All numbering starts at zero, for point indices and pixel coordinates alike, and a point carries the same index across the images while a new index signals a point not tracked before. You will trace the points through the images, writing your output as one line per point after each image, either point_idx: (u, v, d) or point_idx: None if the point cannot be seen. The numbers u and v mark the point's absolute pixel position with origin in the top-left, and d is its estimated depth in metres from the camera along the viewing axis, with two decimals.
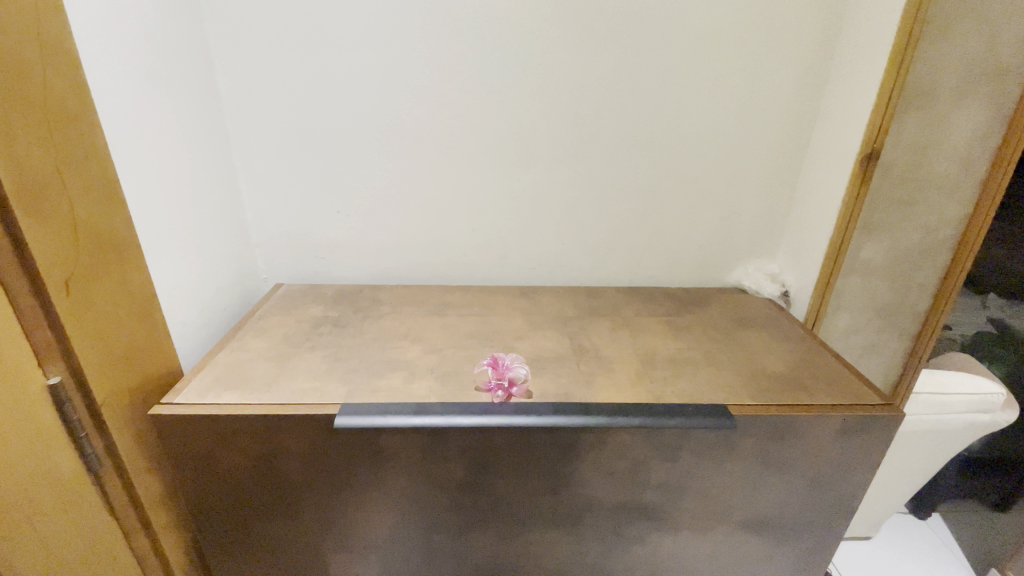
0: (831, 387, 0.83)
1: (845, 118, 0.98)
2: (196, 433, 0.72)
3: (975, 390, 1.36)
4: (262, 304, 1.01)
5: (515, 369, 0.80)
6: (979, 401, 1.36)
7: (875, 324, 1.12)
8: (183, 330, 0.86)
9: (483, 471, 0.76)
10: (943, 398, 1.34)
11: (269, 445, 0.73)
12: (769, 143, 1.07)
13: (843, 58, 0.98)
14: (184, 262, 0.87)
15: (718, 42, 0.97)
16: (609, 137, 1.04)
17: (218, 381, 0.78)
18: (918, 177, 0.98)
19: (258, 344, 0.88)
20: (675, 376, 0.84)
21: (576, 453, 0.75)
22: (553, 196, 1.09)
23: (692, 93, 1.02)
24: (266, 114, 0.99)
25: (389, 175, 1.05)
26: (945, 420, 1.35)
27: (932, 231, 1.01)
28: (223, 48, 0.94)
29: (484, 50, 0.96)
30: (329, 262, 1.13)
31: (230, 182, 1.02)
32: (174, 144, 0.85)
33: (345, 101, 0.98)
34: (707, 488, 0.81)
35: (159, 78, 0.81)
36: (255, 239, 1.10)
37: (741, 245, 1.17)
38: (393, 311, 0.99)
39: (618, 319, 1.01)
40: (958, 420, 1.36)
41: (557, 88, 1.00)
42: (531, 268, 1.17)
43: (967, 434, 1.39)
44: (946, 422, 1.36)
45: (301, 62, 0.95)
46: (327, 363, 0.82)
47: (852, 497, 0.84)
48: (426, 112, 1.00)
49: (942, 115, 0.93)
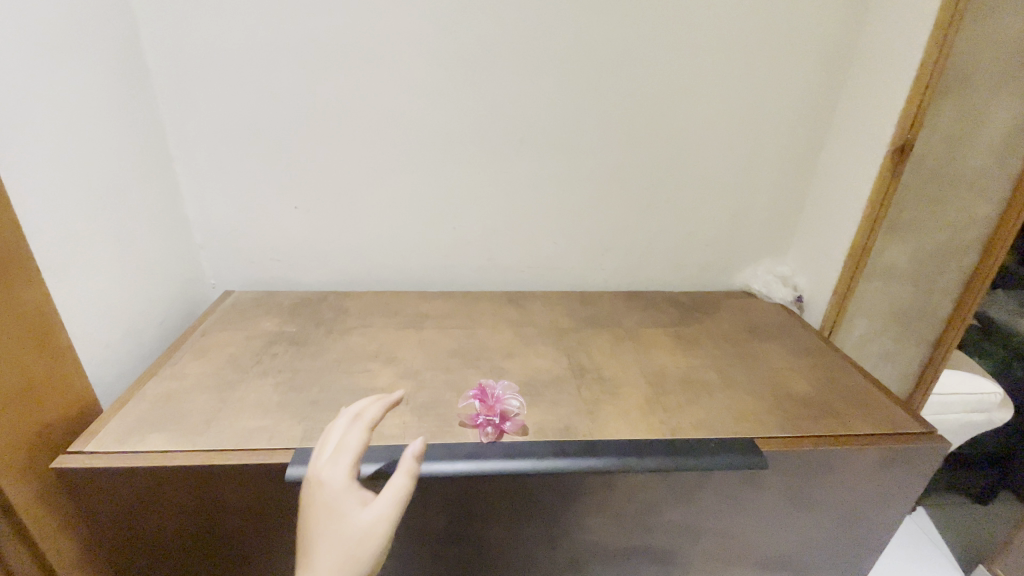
0: (863, 412, 0.73)
1: (871, 105, 0.87)
2: (117, 487, 0.58)
3: (973, 389, 1.29)
4: (206, 317, 0.86)
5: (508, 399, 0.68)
6: (976, 401, 1.28)
7: (893, 330, 1.02)
8: (103, 355, 0.71)
9: (470, 522, 0.64)
10: (941, 396, 1.26)
11: (209, 500, 0.59)
12: (784, 132, 0.96)
13: (868, 38, 0.88)
14: (103, 273, 0.72)
15: (733, 17, 0.85)
16: (608, 124, 0.92)
17: (144, 420, 0.63)
18: (951, 171, 0.88)
19: (198, 368, 0.73)
20: (689, 402, 0.73)
21: (580, 499, 0.64)
22: (544, 191, 0.97)
23: (701, 77, 0.90)
24: (206, 92, 0.83)
25: (357, 165, 0.91)
26: (940, 419, 1.28)
27: (959, 231, 0.93)
28: (148, 12, 0.77)
29: (464, 21, 0.82)
30: (288, 266, 0.98)
31: (165, 173, 0.87)
32: (86, 128, 0.70)
33: (299, 78, 0.83)
34: (727, 529, 0.70)
35: (62, 45, 0.65)
36: (199, 239, 0.94)
37: (750, 246, 1.07)
38: (361, 325, 0.86)
39: (618, 331, 0.89)
40: (953, 420, 1.29)
41: (551, 67, 0.87)
42: (519, 271, 1.04)
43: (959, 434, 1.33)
44: (944, 422, 1.28)
45: (244, 29, 0.79)
46: (280, 394, 0.69)
47: (884, 533, 0.75)
48: (395, 91, 0.86)
49: (981, 101, 0.82)
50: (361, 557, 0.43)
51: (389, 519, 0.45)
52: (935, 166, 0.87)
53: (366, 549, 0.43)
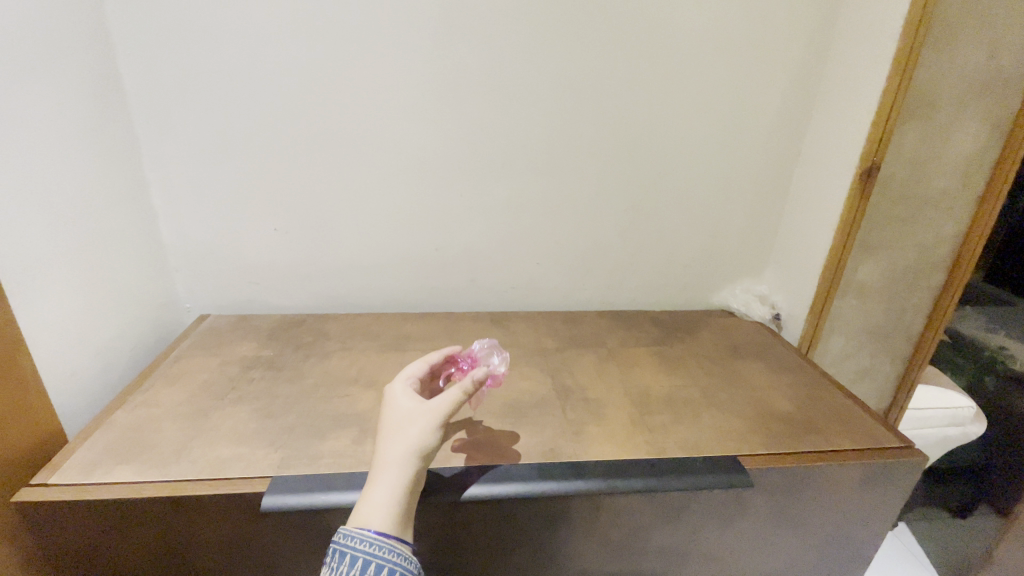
0: (843, 428, 0.74)
1: (839, 129, 0.91)
2: (82, 522, 0.55)
3: (945, 403, 1.29)
4: (180, 342, 0.84)
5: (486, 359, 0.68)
6: (949, 415, 1.28)
7: (868, 347, 1.05)
8: (70, 382, 0.69)
9: (453, 550, 0.62)
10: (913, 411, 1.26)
11: (180, 532, 0.56)
12: (758, 156, 0.99)
13: (834, 65, 0.91)
14: (72, 297, 0.70)
15: (706, 45, 0.89)
16: (588, 147, 0.94)
17: (112, 451, 0.61)
18: (917, 192, 0.91)
19: (170, 395, 0.71)
20: (674, 421, 0.73)
21: (567, 523, 0.63)
22: (526, 212, 0.98)
23: (677, 102, 0.92)
24: (185, 116, 0.83)
25: (337, 186, 0.90)
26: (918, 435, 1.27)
27: (928, 249, 0.96)
28: (127, 33, 0.77)
29: (444, 46, 0.83)
30: (267, 289, 0.97)
31: (140, 195, 0.85)
32: (57, 146, 0.68)
33: (280, 101, 0.83)
34: (714, 551, 0.69)
35: (34, 64, 0.64)
36: (174, 262, 0.92)
37: (728, 266, 1.09)
38: (342, 348, 0.84)
39: (602, 351, 0.90)
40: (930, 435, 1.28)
41: (532, 91, 0.88)
42: (502, 292, 1.04)
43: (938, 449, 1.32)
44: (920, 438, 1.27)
45: (227, 53, 0.79)
46: (256, 422, 0.67)
47: (869, 550, 0.75)
48: (378, 114, 0.86)
49: (942, 125, 0.86)
50: (417, 436, 0.50)
51: (444, 414, 0.52)
52: (902, 186, 0.90)
53: (420, 432, 0.51)
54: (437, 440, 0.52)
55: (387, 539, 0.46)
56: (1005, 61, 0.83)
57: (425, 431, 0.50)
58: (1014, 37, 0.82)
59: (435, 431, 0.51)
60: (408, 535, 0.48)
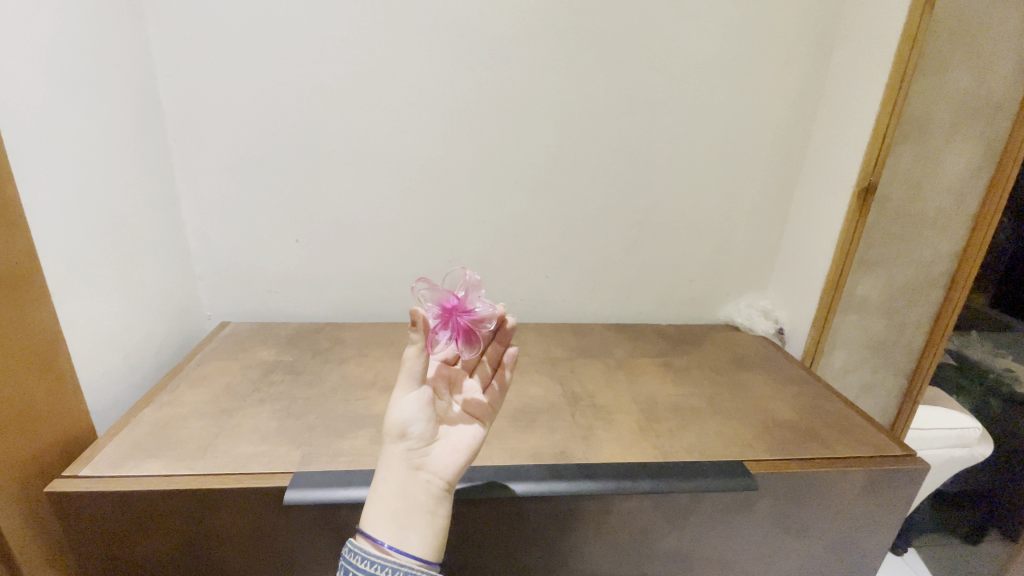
0: (847, 437, 0.76)
1: (837, 150, 0.95)
2: (110, 513, 0.57)
3: (952, 423, 1.25)
4: (202, 347, 0.87)
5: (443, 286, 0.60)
6: (956, 435, 1.24)
7: (871, 361, 1.07)
8: (102, 382, 0.72)
9: (466, 550, 0.64)
10: (919, 430, 1.23)
11: (203, 525, 0.59)
12: (760, 175, 1.03)
13: (832, 90, 0.96)
14: (108, 301, 0.74)
15: (709, 69, 0.93)
16: (596, 165, 0.98)
17: (140, 446, 0.63)
18: (914, 210, 0.94)
19: (194, 395, 0.74)
20: (681, 428, 0.75)
21: (576, 524, 0.64)
22: (536, 228, 1.01)
23: (681, 123, 0.97)
24: (216, 132, 0.87)
25: (357, 201, 0.95)
26: (924, 455, 1.23)
27: (927, 266, 0.99)
28: (167, 55, 0.83)
29: (462, 68, 0.88)
30: (286, 298, 1.00)
31: (170, 206, 0.89)
32: (101, 159, 0.73)
33: (305, 118, 0.88)
34: (722, 556, 0.71)
35: (80, 83, 0.69)
36: (199, 270, 0.96)
37: (732, 281, 1.12)
38: (358, 355, 0.87)
39: (609, 361, 0.92)
40: (935, 456, 1.24)
41: (542, 112, 0.93)
42: (512, 304, 1.07)
43: (943, 470, 1.28)
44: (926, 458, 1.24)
45: (258, 74, 0.84)
46: (278, 421, 0.70)
47: (872, 559, 0.76)
48: (398, 132, 0.91)
49: (936, 147, 0.90)
50: (392, 417, 0.51)
51: (408, 384, 0.51)
52: (898, 205, 0.94)
53: (395, 419, 0.51)
54: (413, 416, 0.51)
55: (389, 558, 0.46)
56: (995, 88, 0.87)
57: (392, 408, 0.51)
58: (1001, 65, 0.86)
59: (408, 406, 0.51)
60: (408, 535, 0.47)
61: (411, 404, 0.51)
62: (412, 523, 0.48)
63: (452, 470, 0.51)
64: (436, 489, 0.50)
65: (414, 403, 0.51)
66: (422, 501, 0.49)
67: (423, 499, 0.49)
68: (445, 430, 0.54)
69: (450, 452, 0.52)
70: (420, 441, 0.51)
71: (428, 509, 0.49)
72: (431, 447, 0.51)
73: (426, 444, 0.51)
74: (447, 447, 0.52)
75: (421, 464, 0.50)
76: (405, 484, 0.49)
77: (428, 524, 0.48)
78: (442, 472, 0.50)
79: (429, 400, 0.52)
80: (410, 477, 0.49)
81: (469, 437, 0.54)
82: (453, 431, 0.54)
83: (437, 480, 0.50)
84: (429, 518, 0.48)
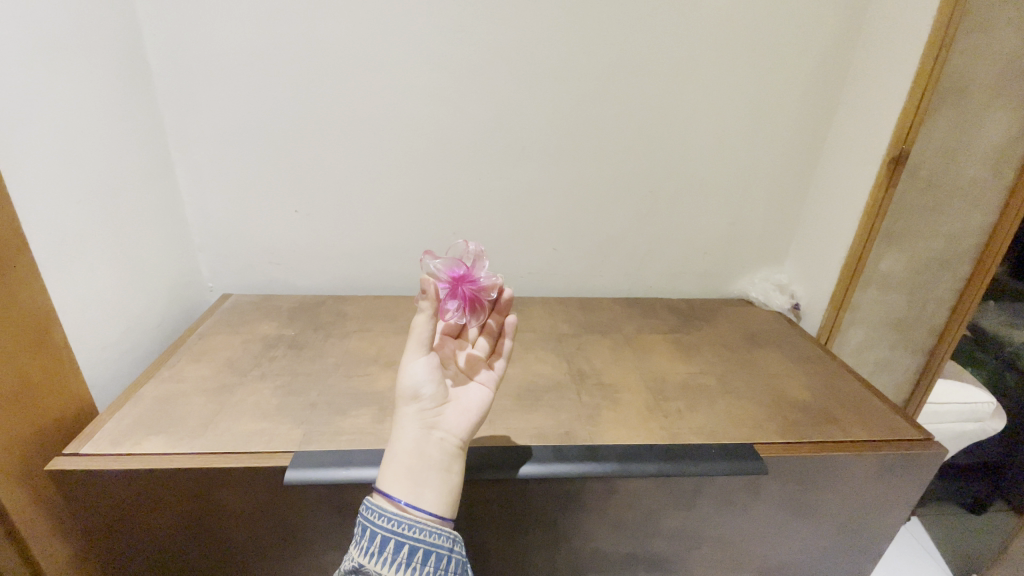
0: (861, 419, 0.73)
1: (868, 116, 0.88)
2: (113, 488, 0.57)
3: (966, 398, 1.22)
4: (204, 319, 0.86)
5: (449, 255, 0.59)
6: (969, 411, 1.21)
7: (888, 337, 1.03)
8: (101, 357, 0.71)
9: (471, 526, 0.63)
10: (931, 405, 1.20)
11: (208, 500, 0.58)
12: (782, 142, 0.97)
13: (865, 50, 0.89)
14: (104, 277, 0.72)
15: (733, 26, 0.87)
16: (607, 131, 0.93)
17: (142, 422, 0.63)
18: (947, 182, 0.89)
19: (195, 371, 0.73)
20: (690, 408, 0.74)
21: (581, 504, 0.63)
22: (543, 199, 0.98)
23: (699, 86, 0.91)
24: (211, 97, 0.83)
25: (358, 169, 0.91)
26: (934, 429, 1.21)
27: (955, 241, 0.94)
28: (153, 13, 0.78)
29: (468, 28, 0.83)
30: (288, 270, 0.98)
31: (167, 176, 0.87)
32: (88, 126, 0.70)
33: (302, 83, 0.83)
34: (727, 535, 0.70)
35: (66, 42, 0.66)
36: (199, 242, 0.95)
37: (748, 254, 1.08)
38: (360, 330, 0.86)
39: (617, 337, 0.90)
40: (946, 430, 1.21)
41: (552, 75, 0.87)
42: (518, 276, 1.05)
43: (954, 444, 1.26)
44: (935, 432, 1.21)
45: (251, 34, 0.80)
46: (278, 398, 0.69)
47: (881, 539, 0.74)
48: (400, 98, 0.86)
49: (976, 114, 0.83)
50: (403, 379, 0.49)
51: (417, 347, 0.50)
52: (929, 176, 0.88)
53: (407, 381, 0.49)
54: (424, 377, 0.49)
55: (406, 515, 0.44)
56: None
57: (403, 370, 0.49)
58: None
59: (418, 367, 0.49)
60: (423, 492, 0.46)
61: (421, 366, 0.50)
62: (427, 481, 0.46)
63: (465, 429, 0.50)
64: (450, 447, 0.48)
65: (424, 365, 0.50)
66: (437, 458, 0.47)
67: (437, 456, 0.47)
68: (454, 393, 0.52)
69: (462, 411, 0.51)
70: (432, 402, 0.49)
71: (442, 466, 0.47)
72: (443, 408, 0.50)
73: (439, 404, 0.50)
74: (459, 407, 0.51)
75: (435, 423, 0.49)
76: (419, 443, 0.47)
77: (443, 482, 0.47)
78: (455, 430, 0.49)
79: (437, 362, 0.51)
80: (424, 435, 0.48)
81: (478, 399, 0.52)
82: (464, 393, 0.53)
83: (450, 438, 0.49)
84: (443, 475, 0.47)
